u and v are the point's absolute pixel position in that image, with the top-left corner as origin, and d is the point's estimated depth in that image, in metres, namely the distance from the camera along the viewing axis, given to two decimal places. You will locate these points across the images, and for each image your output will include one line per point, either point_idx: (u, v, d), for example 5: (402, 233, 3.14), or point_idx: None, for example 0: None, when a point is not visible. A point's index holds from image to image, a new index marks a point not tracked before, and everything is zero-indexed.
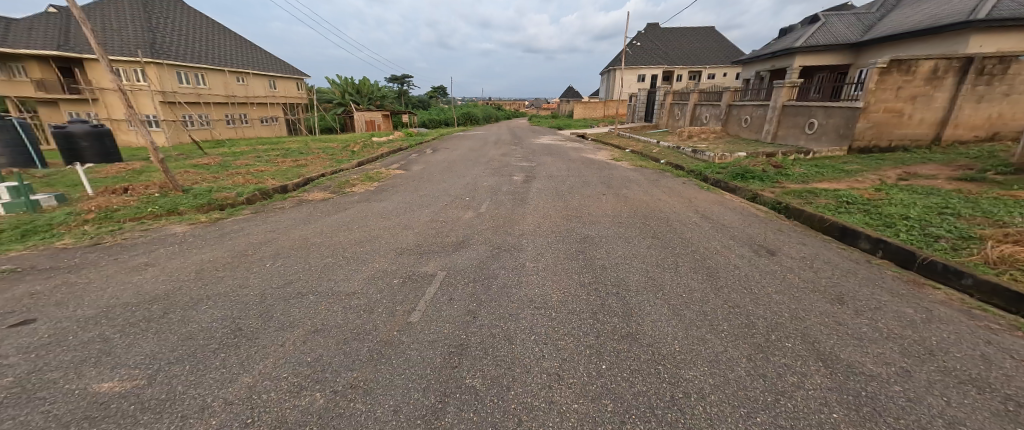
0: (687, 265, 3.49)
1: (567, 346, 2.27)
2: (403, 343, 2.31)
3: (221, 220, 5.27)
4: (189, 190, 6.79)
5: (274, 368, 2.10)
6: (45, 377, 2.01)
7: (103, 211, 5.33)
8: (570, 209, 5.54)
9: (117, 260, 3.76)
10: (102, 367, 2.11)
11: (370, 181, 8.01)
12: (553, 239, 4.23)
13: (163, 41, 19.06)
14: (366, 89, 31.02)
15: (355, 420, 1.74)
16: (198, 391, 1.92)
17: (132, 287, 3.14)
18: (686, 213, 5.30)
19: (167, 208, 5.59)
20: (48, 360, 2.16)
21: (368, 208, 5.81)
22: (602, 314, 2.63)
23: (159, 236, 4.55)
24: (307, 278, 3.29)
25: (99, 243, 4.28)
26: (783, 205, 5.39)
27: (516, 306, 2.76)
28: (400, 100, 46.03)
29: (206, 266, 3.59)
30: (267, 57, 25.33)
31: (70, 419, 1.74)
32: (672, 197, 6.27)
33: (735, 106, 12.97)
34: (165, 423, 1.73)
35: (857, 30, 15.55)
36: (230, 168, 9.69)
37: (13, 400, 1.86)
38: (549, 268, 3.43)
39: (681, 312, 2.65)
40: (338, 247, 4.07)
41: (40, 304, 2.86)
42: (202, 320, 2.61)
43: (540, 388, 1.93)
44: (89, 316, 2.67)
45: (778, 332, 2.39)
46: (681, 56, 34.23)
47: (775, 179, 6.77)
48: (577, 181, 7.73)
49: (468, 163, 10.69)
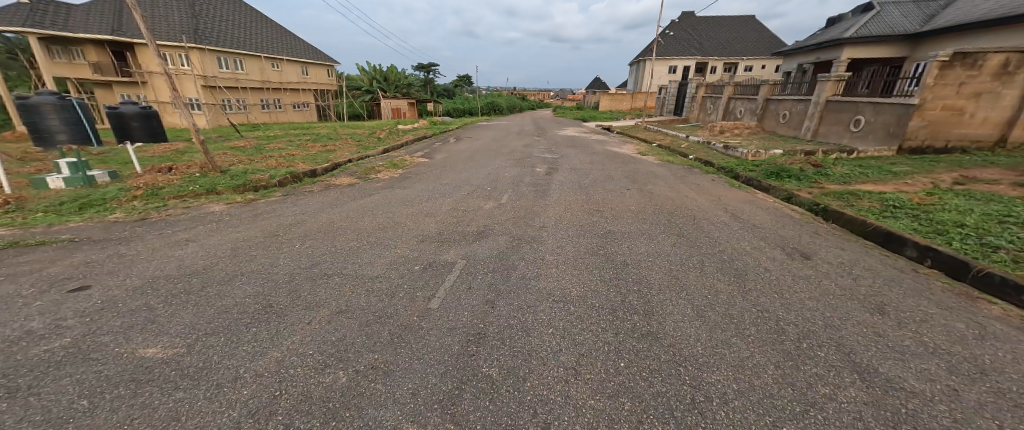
0: (713, 265, 3.36)
1: (585, 341, 2.25)
2: (422, 328, 2.36)
3: (255, 201, 5.50)
4: (227, 171, 7.12)
5: (301, 345, 2.19)
6: (97, 340, 2.19)
7: (150, 188, 5.69)
8: (593, 203, 5.45)
9: (162, 235, 4.01)
10: (147, 333, 2.26)
11: (395, 169, 8.16)
12: (574, 233, 4.18)
13: (205, 27, 19.96)
14: (393, 77, 31.44)
15: (374, 401, 1.79)
16: (231, 362, 2.03)
17: (175, 260, 3.36)
18: (715, 212, 5.07)
19: (207, 187, 5.90)
20: (101, 324, 2.34)
21: (391, 195, 5.92)
22: (621, 311, 2.58)
23: (199, 213, 4.81)
24: (333, 260, 3.39)
25: (146, 218, 4.57)
26: (821, 206, 5.11)
27: (535, 298, 2.75)
28: (425, 88, 46.51)
29: (241, 244, 3.77)
30: (301, 44, 26.01)
31: (119, 380, 1.88)
32: (700, 194, 6.07)
33: (773, 101, 12.34)
34: (202, 390, 1.83)
35: (916, 20, 14.36)
36: (264, 151, 10.13)
37: (70, 358, 2.02)
38: (569, 263, 3.39)
39: (705, 313, 2.56)
40: (362, 232, 4.18)
41: (94, 271, 3.11)
42: (236, 295, 2.75)
43: (557, 381, 1.92)
44: (137, 286, 2.87)
45: (809, 340, 2.28)
46: (717, 46, 32.73)
47: (812, 179, 6.43)
48: (600, 174, 7.58)
49: (490, 154, 10.66)
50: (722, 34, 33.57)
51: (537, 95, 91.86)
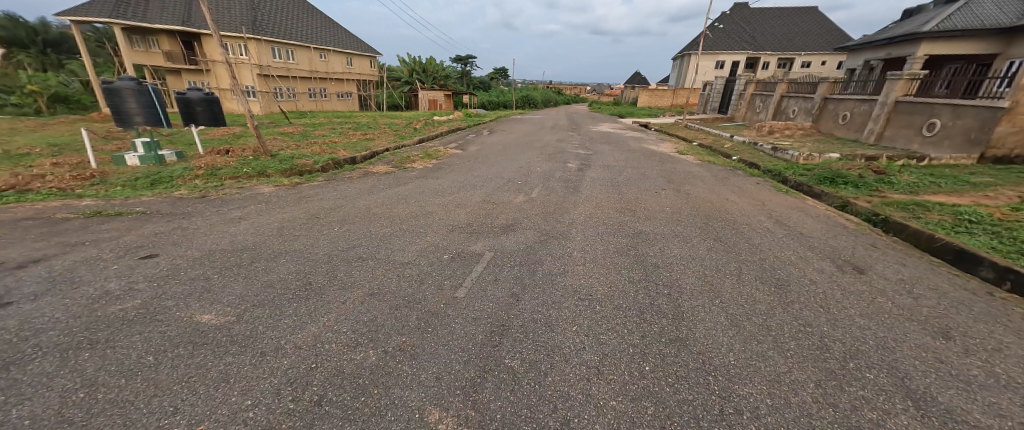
0: (751, 273, 3.18)
1: (609, 341, 2.21)
2: (448, 316, 2.42)
3: (300, 185, 5.83)
4: (276, 155, 7.59)
5: (335, 322, 2.31)
6: (162, 303, 2.43)
7: (210, 169, 6.19)
8: (625, 202, 5.31)
9: (218, 212, 4.36)
10: (203, 301, 2.48)
11: (429, 159, 8.35)
12: (604, 231, 4.10)
13: (262, 18, 21.24)
14: (431, 68, 32.03)
15: (400, 382, 1.86)
16: (274, 333, 2.18)
17: (228, 236, 3.64)
18: (757, 217, 4.79)
19: (258, 170, 6.33)
20: (166, 289, 2.60)
21: (424, 184, 6.06)
22: (649, 313, 2.52)
23: (250, 193, 5.19)
24: (367, 245, 3.54)
25: (206, 196, 4.98)
26: (881, 217, 4.69)
27: (561, 294, 2.74)
28: (462, 80, 47.01)
29: (286, 225, 4.02)
30: (347, 35, 27.07)
31: (179, 341, 2.08)
32: (742, 198, 5.75)
33: (832, 100, 11.39)
34: (248, 356, 1.99)
35: (1013, 11, 12.66)
36: (310, 138, 10.70)
37: (140, 318, 2.26)
38: (597, 261, 3.33)
39: (740, 323, 2.44)
40: (395, 219, 4.32)
41: (161, 241, 3.44)
42: (280, 271, 2.95)
43: (579, 379, 1.91)
44: (196, 257, 3.15)
45: (856, 360, 2.11)
46: (771, 40, 30.59)
47: (873, 186, 5.90)
48: (635, 173, 7.36)
49: (523, 148, 10.64)
50: (778, 27, 31.32)
51: (573, 89, 90.19)
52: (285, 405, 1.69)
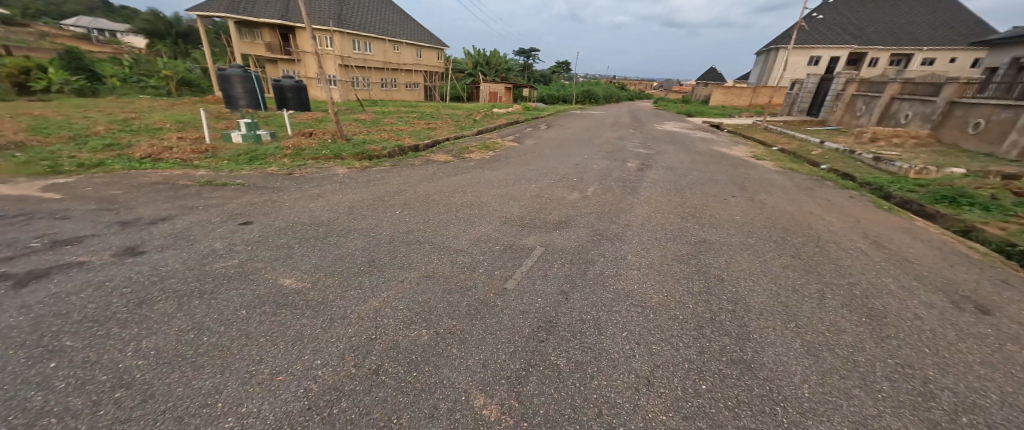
0: (836, 298, 2.81)
1: (662, 353, 2.10)
2: (497, 306, 2.46)
3: (368, 168, 6.28)
4: (350, 140, 8.25)
5: (394, 299, 2.47)
6: (254, 265, 2.77)
7: (296, 149, 6.91)
8: (688, 207, 4.98)
9: (301, 188, 4.86)
10: (285, 267, 2.79)
11: (486, 150, 8.52)
12: (663, 236, 3.89)
13: (346, 13, 23.04)
14: (495, 61, 32.49)
15: (449, 363, 1.93)
16: (341, 303, 2.38)
17: (308, 211, 4.04)
18: (847, 236, 4.21)
19: (335, 153, 6.93)
20: (257, 253, 2.96)
21: (480, 175, 6.20)
22: (709, 328, 2.34)
23: (327, 174, 5.70)
24: (425, 230, 3.71)
25: (291, 173, 5.57)
26: (1019, 248, 3.86)
27: (612, 297, 2.65)
28: (524, 74, 47.11)
29: (355, 205, 4.36)
30: (419, 28, 28.40)
31: (265, 300, 2.36)
32: (830, 212, 5.09)
33: (959, 104, 9.59)
34: (319, 321, 2.20)
35: None
36: (380, 125, 11.45)
37: (237, 276, 2.60)
38: (654, 267, 3.17)
39: (818, 352, 2.17)
40: (452, 207, 4.48)
41: (255, 211, 3.92)
42: (348, 247, 3.21)
43: (626, 387, 1.85)
44: (281, 227, 3.54)
45: (970, 415, 1.78)
46: (883, 33, 26.49)
47: (1008, 210, 4.89)
48: (701, 176, 6.86)
49: (580, 144, 10.42)
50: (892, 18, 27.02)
51: (637, 84, 85.98)
52: (348, 369, 1.84)
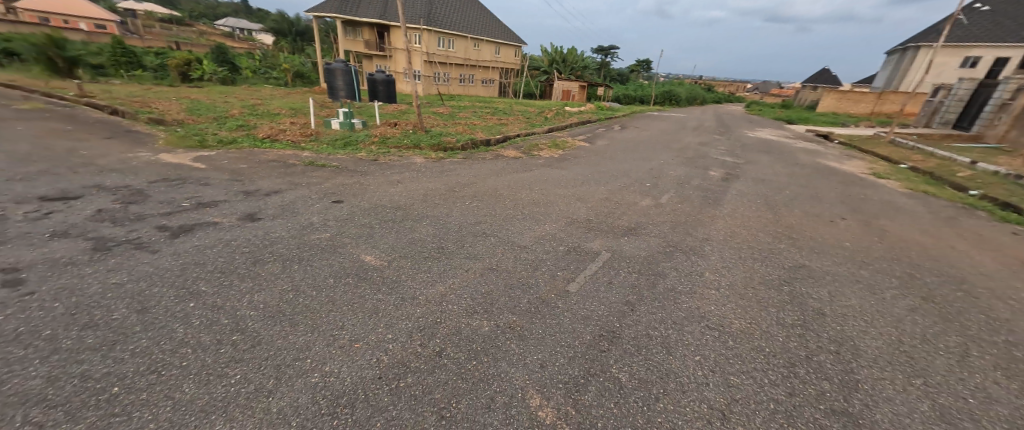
0: (983, 358, 2.26)
1: (741, 386, 1.88)
2: (559, 307, 2.41)
3: (443, 159, 6.61)
4: (429, 131, 8.77)
5: (459, 288, 2.55)
6: (341, 240, 3.07)
7: (382, 138, 7.54)
8: (781, 226, 4.39)
9: (384, 174, 5.28)
10: (366, 244, 3.05)
11: (556, 149, 8.44)
12: (749, 256, 3.48)
13: (435, 12, 24.47)
14: (571, 59, 32.01)
15: (508, 358, 1.94)
16: (411, 285, 2.53)
17: (388, 195, 4.37)
18: (1002, 281, 3.36)
19: (414, 143, 7.41)
20: (344, 230, 3.28)
21: (548, 173, 6.16)
22: (802, 368, 2.04)
23: (406, 162, 6.12)
24: (491, 223, 3.79)
25: (376, 159, 6.08)
26: None
27: (684, 316, 2.44)
28: (601, 72, 45.72)
29: (429, 193, 4.61)
30: (500, 26, 29.10)
31: (348, 272, 2.61)
32: (978, 249, 4.11)
33: None
34: (391, 298, 2.36)
35: None
36: (457, 119, 11.98)
37: (327, 248, 2.91)
38: (736, 289, 2.85)
39: (955, 422, 1.75)
40: (518, 203, 4.51)
41: (345, 191, 4.35)
42: (420, 232, 3.41)
43: (696, 417, 1.68)
44: (366, 207, 3.89)
45: None
46: None
47: None
48: (800, 192, 6.02)
49: (657, 147, 9.81)
50: None
51: (727, 86, 78.36)
52: (414, 348, 1.95)
